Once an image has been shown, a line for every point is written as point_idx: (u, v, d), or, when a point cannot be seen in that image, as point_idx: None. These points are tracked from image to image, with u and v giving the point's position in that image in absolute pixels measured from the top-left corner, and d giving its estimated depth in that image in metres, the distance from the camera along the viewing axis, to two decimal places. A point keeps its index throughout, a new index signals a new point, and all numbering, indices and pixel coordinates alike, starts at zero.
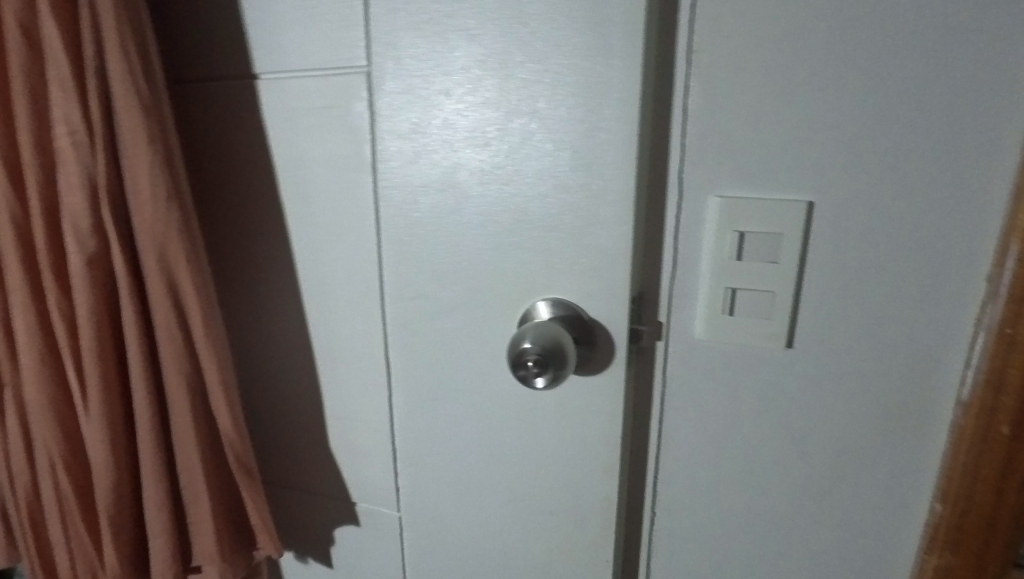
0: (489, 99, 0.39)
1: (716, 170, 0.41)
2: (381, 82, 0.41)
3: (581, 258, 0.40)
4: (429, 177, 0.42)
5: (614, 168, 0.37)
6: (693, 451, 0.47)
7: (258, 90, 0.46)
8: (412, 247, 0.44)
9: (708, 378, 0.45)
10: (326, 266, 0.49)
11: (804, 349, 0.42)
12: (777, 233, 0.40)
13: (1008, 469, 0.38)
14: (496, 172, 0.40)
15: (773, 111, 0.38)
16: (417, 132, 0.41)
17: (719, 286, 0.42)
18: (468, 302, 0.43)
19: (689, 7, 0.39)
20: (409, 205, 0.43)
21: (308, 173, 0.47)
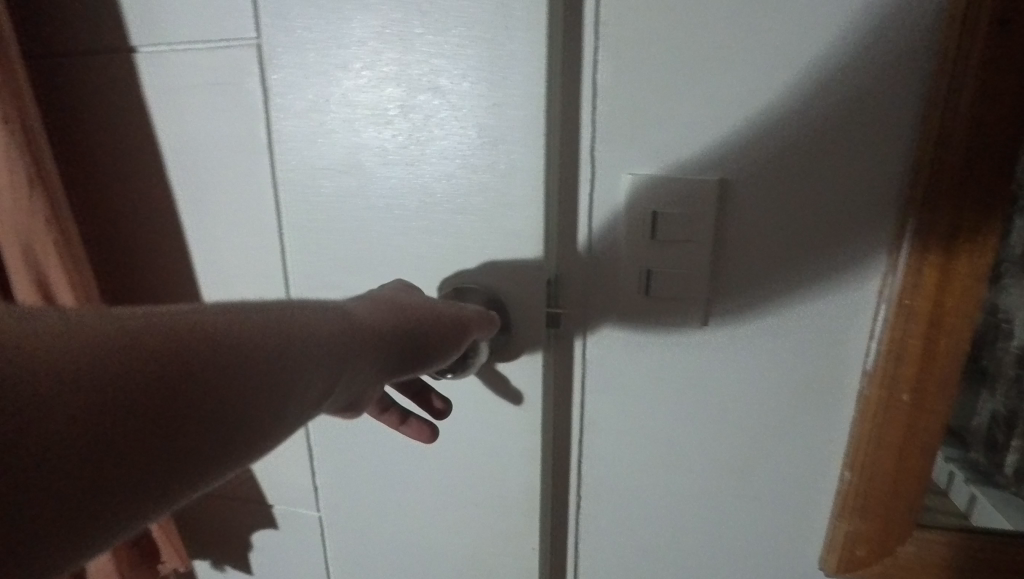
0: (389, 74, 0.36)
1: (628, 147, 0.40)
2: (273, 55, 0.38)
3: (492, 241, 0.38)
4: (329, 158, 0.39)
5: (523, 146, 0.36)
6: (615, 434, 0.47)
7: (137, 63, 0.42)
8: (316, 234, 0.41)
9: (627, 358, 0.45)
10: (226, 256, 0.45)
11: (719, 326, 0.42)
12: (689, 211, 0.40)
13: (908, 433, 0.40)
14: (400, 152, 0.38)
15: (680, 86, 0.38)
16: (314, 110, 0.38)
17: (634, 266, 0.41)
18: None
19: None
20: (310, 189, 0.40)
21: (199, 157, 0.43)
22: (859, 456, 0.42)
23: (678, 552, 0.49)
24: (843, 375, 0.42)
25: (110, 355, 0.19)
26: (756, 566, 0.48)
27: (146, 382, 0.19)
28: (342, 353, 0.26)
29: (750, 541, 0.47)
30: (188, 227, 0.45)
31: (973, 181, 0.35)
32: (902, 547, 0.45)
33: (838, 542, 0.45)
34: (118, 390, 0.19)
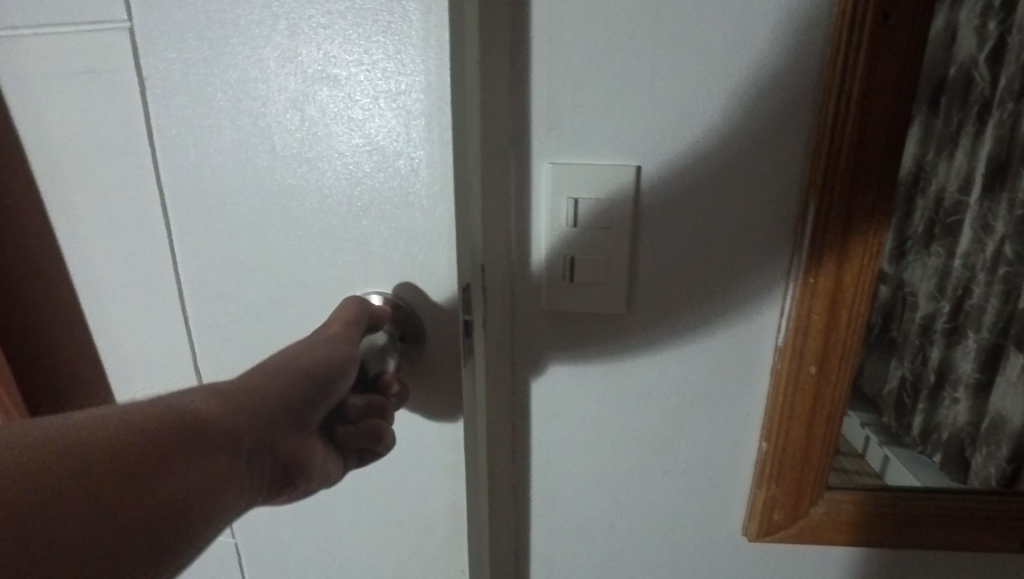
0: (280, 62, 0.34)
1: (546, 136, 0.40)
2: (157, 43, 0.35)
3: (399, 243, 0.37)
4: (224, 156, 0.37)
5: (426, 138, 0.34)
6: (545, 420, 0.47)
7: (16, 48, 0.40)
8: (212, 237, 0.39)
9: (553, 344, 0.45)
10: (123, 254, 0.43)
11: (638, 309, 0.43)
12: (606, 197, 0.40)
13: (816, 402, 0.43)
14: (298, 150, 0.36)
15: (594, 75, 0.38)
16: (204, 104, 0.36)
17: (557, 254, 0.42)
18: (284, 297, 0.39)
19: None
20: (204, 190, 0.38)
21: (81, 150, 0.41)
22: (774, 427, 0.44)
23: (611, 529, 0.50)
24: (756, 351, 0.44)
25: (65, 464, 0.22)
26: (679, 537, 0.50)
27: (112, 476, 0.23)
28: (244, 428, 0.29)
29: (674, 512, 0.49)
30: (88, 222, 0.43)
31: (865, 166, 0.37)
32: (814, 509, 0.48)
33: (758, 508, 0.47)
34: (82, 488, 0.22)
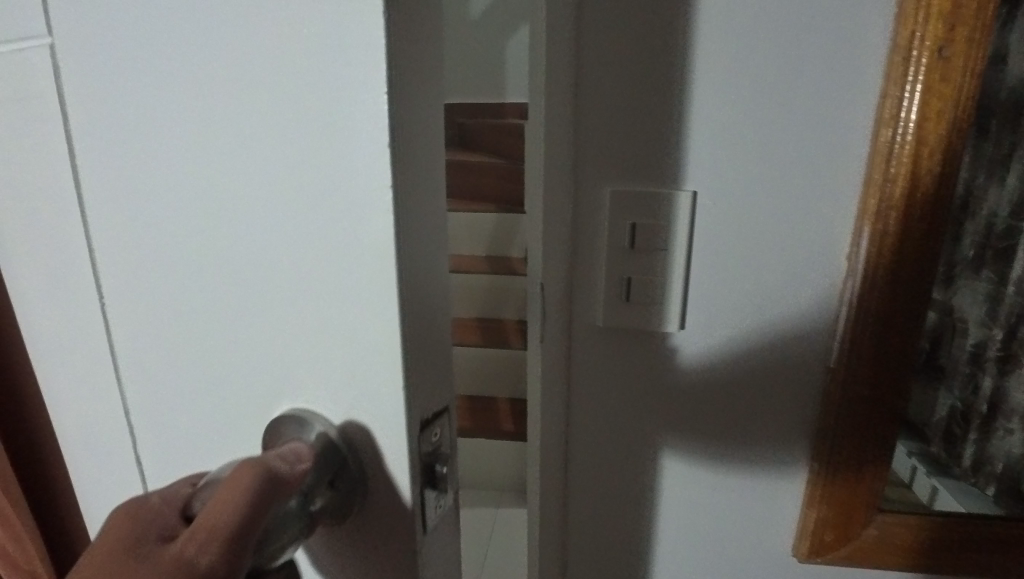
0: (149, 58, 0.22)
1: (607, 164, 0.44)
2: (58, 27, 0.24)
3: (330, 349, 0.23)
4: (104, 199, 0.25)
5: (360, 192, 0.20)
6: (596, 433, 0.50)
7: None
8: (108, 306, 0.28)
9: (606, 361, 0.48)
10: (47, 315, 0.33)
11: (691, 324, 0.46)
12: (664, 222, 0.44)
13: (868, 426, 0.44)
14: (182, 194, 0.23)
15: (654, 108, 0.42)
16: (76, 123, 0.25)
17: (616, 274, 0.46)
18: (194, 406, 0.27)
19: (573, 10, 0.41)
20: (94, 242, 0.27)
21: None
22: (824, 449, 0.46)
23: (659, 541, 0.52)
24: (805, 369, 0.46)
25: None
26: (725, 549, 0.51)
27: None
28: None
29: (719, 522, 0.51)
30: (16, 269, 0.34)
31: (920, 191, 0.40)
32: (864, 533, 0.48)
33: (808, 531, 0.48)
34: None
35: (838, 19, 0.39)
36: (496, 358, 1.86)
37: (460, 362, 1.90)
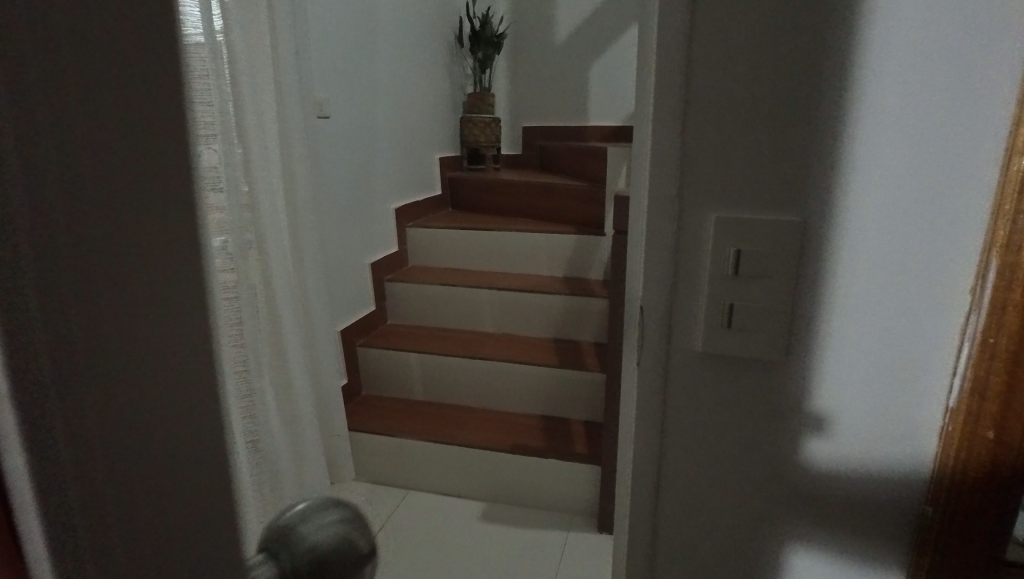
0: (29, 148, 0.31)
1: (711, 193, 0.45)
2: None
3: None
4: None
5: None
6: (693, 452, 0.51)
7: None
8: None
9: (707, 383, 0.49)
10: None
11: (798, 388, 0.47)
12: (772, 249, 0.44)
13: (993, 470, 0.42)
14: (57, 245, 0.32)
15: (761, 139, 0.43)
16: None
17: (719, 299, 0.47)
18: None
19: (684, 47, 0.43)
20: None
21: None
22: (945, 488, 0.44)
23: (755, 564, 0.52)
24: (923, 444, 0.45)
25: None
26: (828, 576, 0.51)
27: None
28: None
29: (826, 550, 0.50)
30: None
31: None
32: None
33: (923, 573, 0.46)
34: None
35: (963, 45, 0.38)
36: (571, 379, 1.86)
37: (535, 382, 1.90)
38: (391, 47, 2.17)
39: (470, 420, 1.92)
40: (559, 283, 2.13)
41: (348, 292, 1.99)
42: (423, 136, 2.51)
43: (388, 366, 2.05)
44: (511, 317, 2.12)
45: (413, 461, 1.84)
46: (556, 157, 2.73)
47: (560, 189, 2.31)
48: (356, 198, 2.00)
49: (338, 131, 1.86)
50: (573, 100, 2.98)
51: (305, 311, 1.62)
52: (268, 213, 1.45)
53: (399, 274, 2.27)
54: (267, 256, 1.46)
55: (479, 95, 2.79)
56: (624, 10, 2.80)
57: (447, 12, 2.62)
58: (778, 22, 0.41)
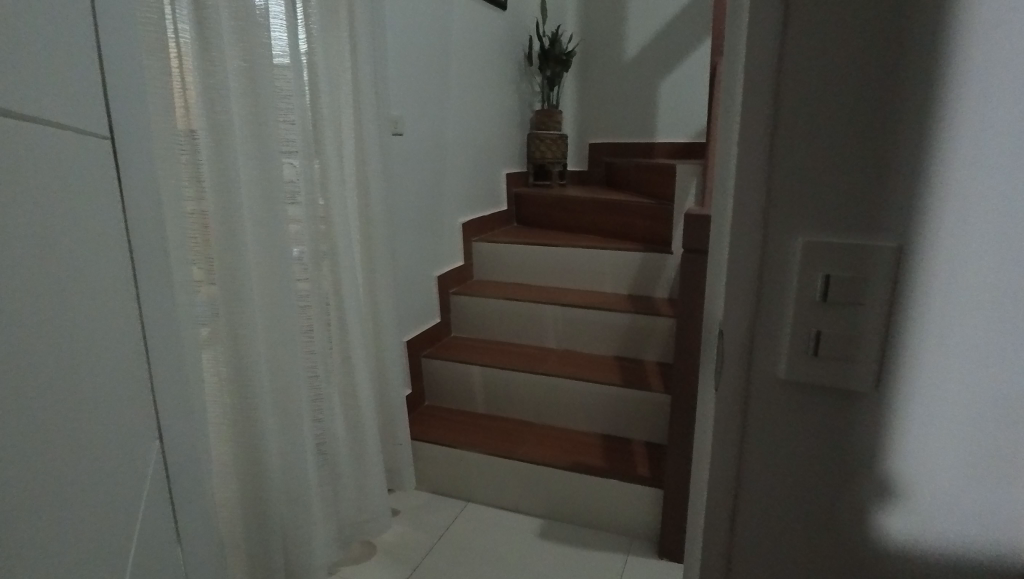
0: None
1: (799, 217, 0.44)
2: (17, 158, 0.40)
3: None
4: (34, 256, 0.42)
5: None
6: (771, 483, 0.50)
7: (68, 150, 0.49)
8: (59, 321, 0.44)
9: (790, 412, 0.48)
10: (87, 317, 0.50)
11: (886, 466, 0.46)
12: (864, 277, 0.43)
13: None
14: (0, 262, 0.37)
15: (854, 161, 0.42)
16: (27, 205, 0.41)
17: (805, 326, 0.45)
18: (39, 398, 0.41)
19: (773, 69, 0.42)
20: (45, 278, 0.43)
21: (77, 231, 0.49)
22: None
23: None
24: (1017, 534, 0.45)
25: None
26: None
27: None
28: None
29: None
30: (86, 288, 0.50)
31: None
32: None
33: None
34: None
35: None
36: (634, 399, 1.83)
37: (597, 400, 1.89)
38: (463, 67, 2.23)
39: (530, 435, 1.92)
40: (623, 301, 2.11)
41: (414, 303, 2.04)
42: (491, 152, 2.55)
43: (451, 378, 2.08)
44: (574, 333, 2.11)
45: (472, 473, 1.86)
46: (623, 173, 2.71)
47: (627, 206, 2.30)
48: (425, 212, 2.05)
49: (410, 147, 1.92)
50: (641, 117, 2.96)
51: (375, 322, 1.67)
52: (343, 227, 1.51)
53: (463, 287, 2.31)
54: (341, 267, 1.52)
55: (547, 112, 2.82)
56: (696, 27, 2.76)
57: (517, 31, 2.67)
58: (877, 56, 0.40)
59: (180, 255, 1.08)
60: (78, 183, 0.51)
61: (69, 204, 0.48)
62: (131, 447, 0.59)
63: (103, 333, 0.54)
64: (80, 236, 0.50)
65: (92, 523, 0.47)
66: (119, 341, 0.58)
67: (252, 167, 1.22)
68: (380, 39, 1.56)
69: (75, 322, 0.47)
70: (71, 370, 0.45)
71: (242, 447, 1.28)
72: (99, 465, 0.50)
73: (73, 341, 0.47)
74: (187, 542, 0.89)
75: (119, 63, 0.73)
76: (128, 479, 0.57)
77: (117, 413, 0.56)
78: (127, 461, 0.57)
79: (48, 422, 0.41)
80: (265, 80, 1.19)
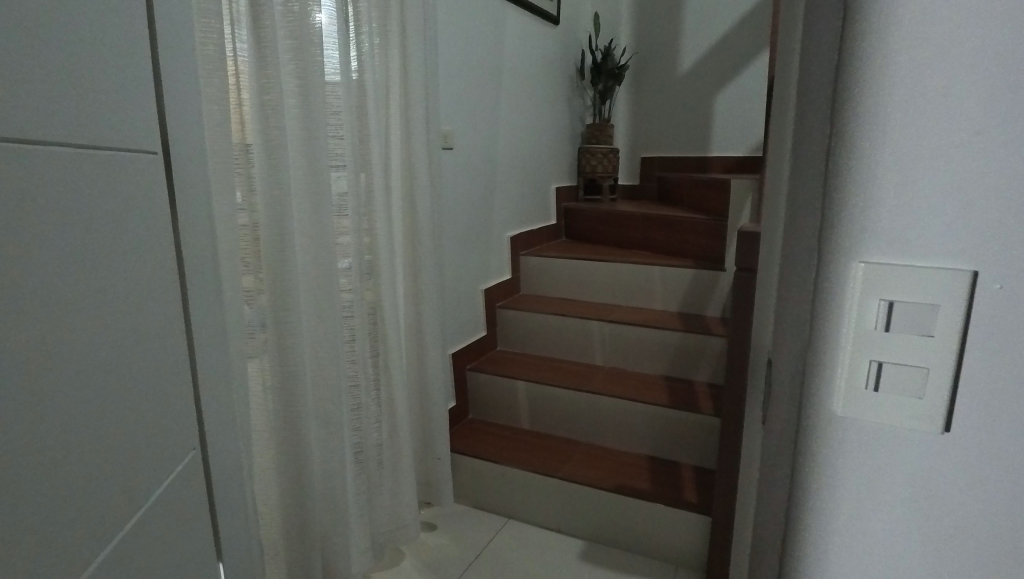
0: (54, 207, 0.42)
1: (856, 236, 0.39)
2: (84, 184, 0.45)
3: (27, 384, 0.39)
4: (98, 272, 0.47)
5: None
6: (823, 534, 0.44)
7: (129, 168, 0.53)
8: (112, 330, 0.49)
9: (846, 455, 0.42)
10: (139, 326, 0.54)
11: (946, 538, 0.40)
12: (932, 303, 0.37)
13: None
14: (60, 278, 0.42)
15: (922, 173, 0.37)
16: (93, 227, 0.47)
17: (863, 359, 0.40)
18: (87, 400, 0.45)
19: (830, 79, 0.39)
20: (105, 291, 0.48)
21: (134, 244, 0.53)
22: None
23: None
24: None
25: None
26: None
27: None
28: None
29: None
30: (142, 298, 0.55)
31: None
32: None
33: None
34: None
35: None
36: (683, 422, 1.77)
37: (644, 421, 1.83)
38: (515, 81, 2.24)
39: (574, 454, 1.88)
40: (674, 319, 2.05)
41: (461, 316, 2.04)
42: (541, 166, 2.55)
43: (495, 392, 2.07)
44: (622, 351, 2.06)
45: (513, 489, 1.84)
46: (676, 188, 2.66)
47: (679, 222, 2.24)
48: (473, 226, 2.06)
49: (460, 162, 1.93)
50: (696, 131, 2.90)
51: (418, 334, 1.68)
52: (388, 240, 1.53)
53: (511, 301, 2.31)
54: (386, 279, 1.54)
55: (598, 126, 2.80)
56: (754, 39, 2.68)
57: (570, 45, 2.66)
58: (949, 52, 0.35)
59: (231, 265, 1.11)
60: (129, 195, 0.53)
61: (115, 215, 0.50)
62: (170, 450, 0.61)
63: (149, 340, 0.56)
64: (126, 246, 0.52)
65: (94, 520, 0.46)
66: (169, 342, 0.60)
67: (302, 180, 1.25)
68: (431, 55, 1.58)
69: (107, 325, 0.48)
70: (88, 382, 0.45)
71: (286, 455, 1.30)
72: (124, 463, 0.50)
73: (126, 348, 0.51)
74: (227, 547, 0.90)
75: (177, 80, 0.76)
76: (160, 483, 0.58)
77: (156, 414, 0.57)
78: (163, 464, 0.58)
79: (92, 424, 0.46)
80: (317, 96, 1.22)
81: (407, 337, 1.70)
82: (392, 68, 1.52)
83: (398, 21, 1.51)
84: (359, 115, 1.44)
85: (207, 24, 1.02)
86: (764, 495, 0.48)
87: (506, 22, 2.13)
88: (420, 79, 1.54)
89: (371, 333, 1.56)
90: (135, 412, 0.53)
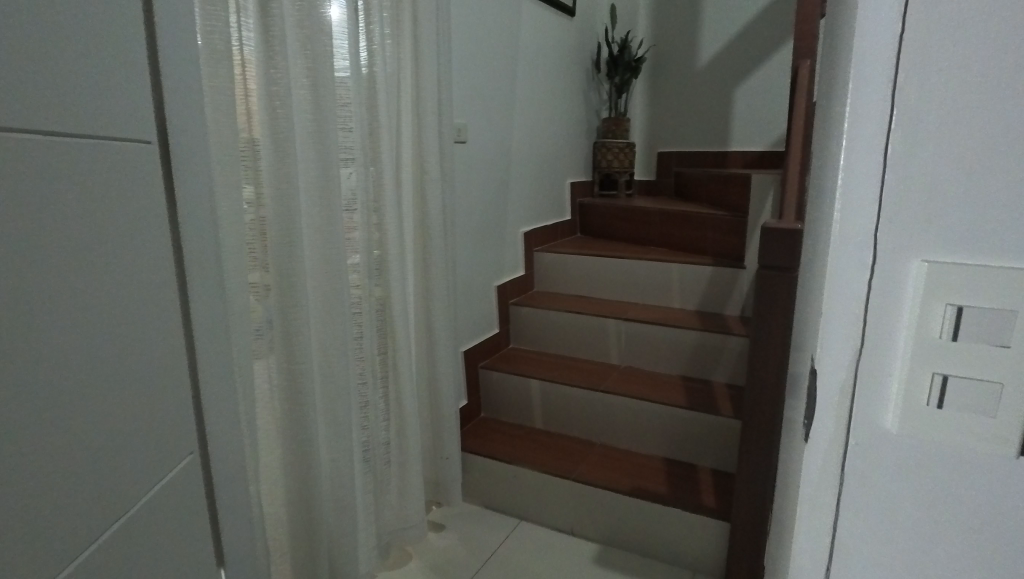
0: None
1: (921, 230, 0.34)
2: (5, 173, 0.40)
3: None
4: (21, 270, 0.42)
5: None
6: (870, 568, 0.38)
7: (75, 148, 0.48)
8: (41, 336, 0.44)
9: (901, 481, 0.36)
10: (85, 328, 0.49)
11: None
12: (1010, 309, 0.32)
13: None
14: None
15: (1002, 158, 0.32)
16: (18, 221, 0.42)
17: (924, 371, 0.35)
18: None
19: (894, 41, 0.33)
20: (31, 292, 0.43)
21: (79, 235, 0.48)
22: None
23: None
24: None
25: None
26: None
27: None
28: None
29: None
30: (90, 296, 0.50)
31: None
32: None
33: None
34: None
35: None
36: (701, 424, 1.72)
37: (660, 422, 1.79)
38: (530, 73, 2.19)
39: (588, 455, 1.84)
40: (692, 318, 2.00)
41: (473, 312, 2.01)
42: (556, 160, 2.50)
43: (507, 391, 2.03)
44: (637, 350, 2.01)
45: (525, 490, 1.80)
46: (694, 184, 2.59)
47: (698, 218, 2.19)
48: (487, 221, 2.02)
49: (473, 155, 1.89)
50: (715, 125, 2.83)
51: (429, 332, 1.65)
52: (398, 234, 1.50)
53: (524, 298, 2.27)
54: (397, 275, 1.51)
55: (614, 119, 2.74)
56: (777, 30, 2.60)
57: (586, 37, 2.61)
58: None
59: (235, 260, 1.08)
60: (76, 179, 0.48)
61: (53, 203, 0.45)
62: (133, 464, 0.57)
63: (97, 338, 0.51)
64: (70, 237, 0.47)
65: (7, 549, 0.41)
66: (127, 353, 0.56)
67: (310, 173, 1.22)
68: (444, 46, 1.54)
69: (33, 329, 0.43)
70: None
71: (292, 454, 1.28)
72: (32, 479, 0.43)
73: (63, 355, 0.46)
74: (229, 551, 0.87)
75: (176, 67, 0.72)
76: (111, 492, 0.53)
77: (107, 431, 0.52)
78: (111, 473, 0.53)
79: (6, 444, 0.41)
80: (326, 87, 1.19)
81: (417, 334, 1.66)
82: (404, 58, 1.48)
83: (410, 10, 1.47)
84: (369, 107, 1.40)
85: (212, 12, 0.99)
86: (788, 527, 0.43)
87: (521, 12, 2.09)
88: (433, 70, 1.50)
89: (381, 330, 1.53)
90: (73, 425, 0.48)
